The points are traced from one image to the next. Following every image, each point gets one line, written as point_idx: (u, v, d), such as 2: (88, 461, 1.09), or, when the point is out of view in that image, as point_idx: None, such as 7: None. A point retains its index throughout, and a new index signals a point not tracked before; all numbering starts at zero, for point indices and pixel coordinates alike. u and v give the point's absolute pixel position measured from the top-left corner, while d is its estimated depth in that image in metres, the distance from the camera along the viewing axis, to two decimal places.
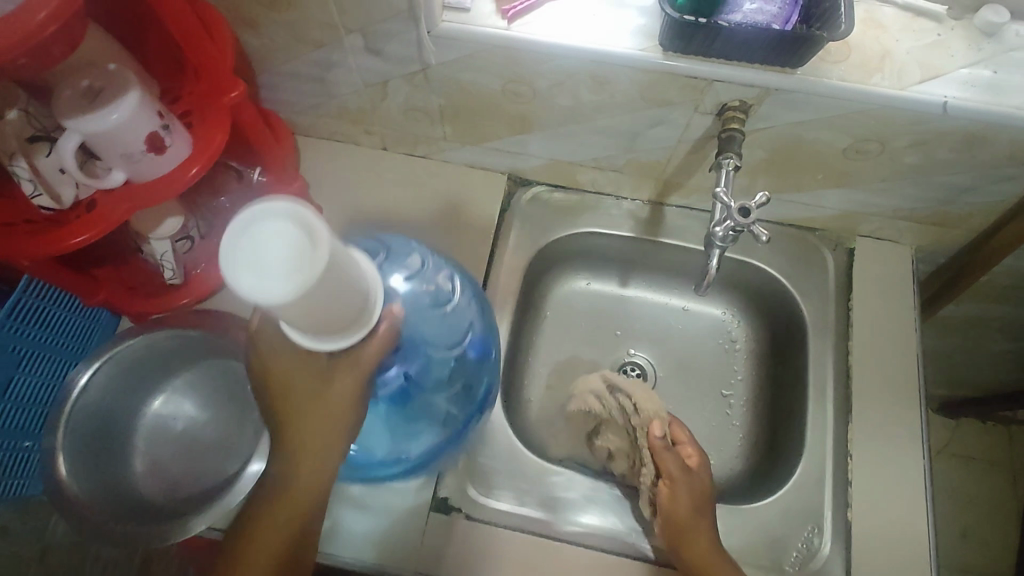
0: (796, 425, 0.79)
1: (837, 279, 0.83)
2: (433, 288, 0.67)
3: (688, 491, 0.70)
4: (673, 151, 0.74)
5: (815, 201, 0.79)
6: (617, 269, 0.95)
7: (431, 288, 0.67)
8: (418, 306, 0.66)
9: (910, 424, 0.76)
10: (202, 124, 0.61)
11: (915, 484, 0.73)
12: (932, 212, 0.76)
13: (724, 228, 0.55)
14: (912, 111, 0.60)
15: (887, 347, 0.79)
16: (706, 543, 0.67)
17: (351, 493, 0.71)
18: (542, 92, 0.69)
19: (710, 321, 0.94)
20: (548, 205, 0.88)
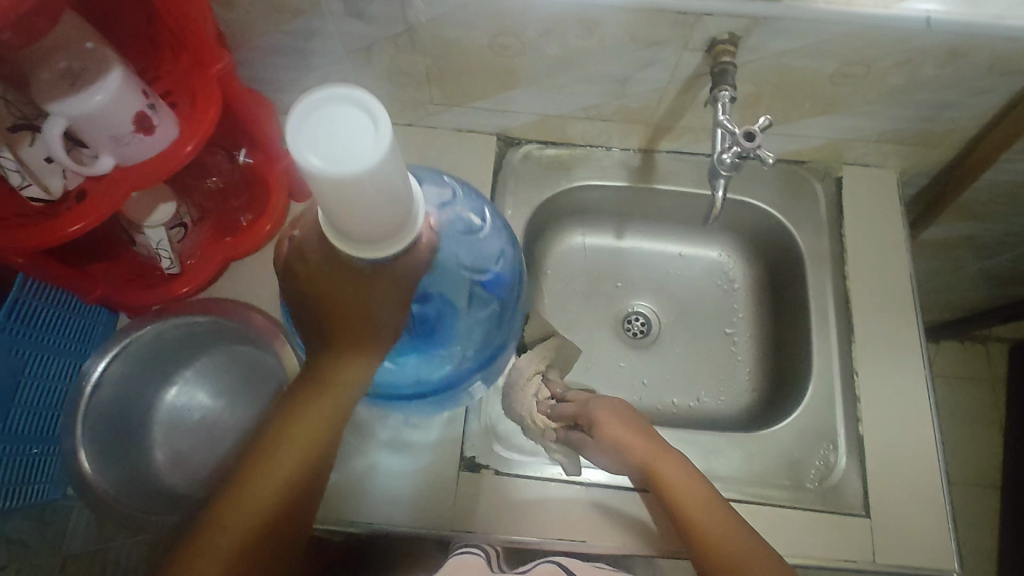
0: (802, 352, 0.82)
1: (828, 208, 0.85)
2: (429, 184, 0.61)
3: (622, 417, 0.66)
4: (663, 93, 0.75)
5: (804, 132, 0.80)
6: (613, 221, 0.95)
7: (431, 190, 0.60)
8: (458, 233, 0.60)
9: (910, 336, 0.79)
10: (188, 102, 0.59)
11: (919, 388, 0.77)
12: (915, 132, 0.79)
13: (730, 154, 0.59)
14: (898, 29, 0.61)
15: (883, 268, 0.82)
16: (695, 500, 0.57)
17: (381, 458, 0.71)
18: (529, 43, 0.68)
19: (707, 264, 0.96)
20: (541, 163, 0.88)
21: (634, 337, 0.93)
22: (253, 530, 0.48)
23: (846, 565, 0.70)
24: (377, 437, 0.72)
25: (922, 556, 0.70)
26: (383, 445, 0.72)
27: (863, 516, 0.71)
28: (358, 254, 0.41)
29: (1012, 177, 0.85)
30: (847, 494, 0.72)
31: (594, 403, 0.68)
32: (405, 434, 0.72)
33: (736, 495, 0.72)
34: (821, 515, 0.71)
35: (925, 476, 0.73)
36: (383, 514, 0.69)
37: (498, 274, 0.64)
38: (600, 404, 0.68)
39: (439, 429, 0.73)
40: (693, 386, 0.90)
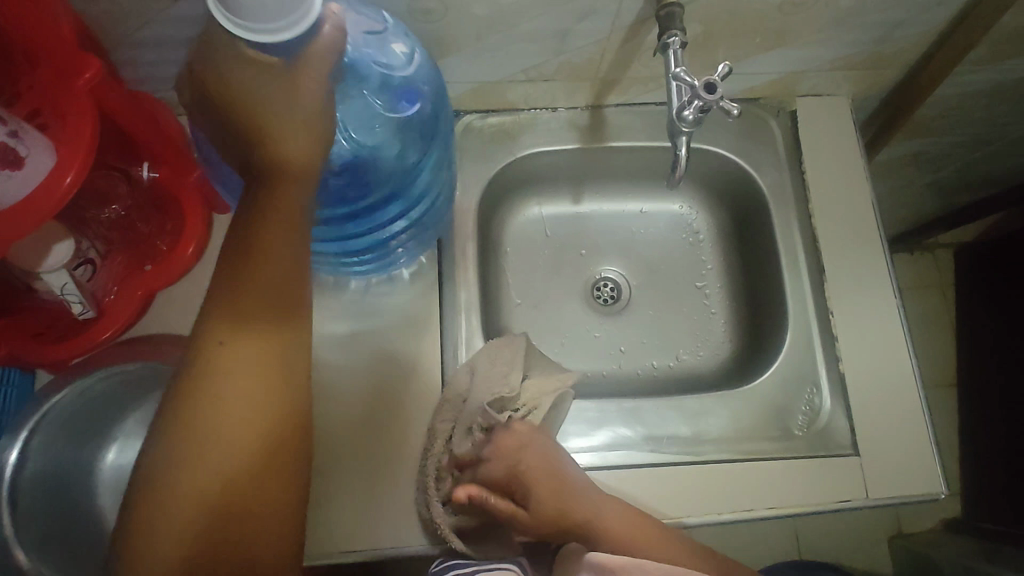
0: (775, 298, 0.81)
1: (786, 145, 0.82)
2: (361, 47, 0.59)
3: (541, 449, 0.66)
4: (606, 44, 0.69)
5: (756, 68, 0.76)
6: (568, 186, 0.90)
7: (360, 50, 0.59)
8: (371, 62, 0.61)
9: (879, 266, 0.78)
10: (60, 119, 0.49)
11: (893, 318, 0.76)
12: (867, 55, 0.75)
13: (691, 110, 0.55)
14: None
15: (846, 200, 0.80)
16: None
17: (359, 480, 0.66)
18: (454, 4, 0.60)
19: (669, 218, 0.92)
20: (484, 133, 0.81)
21: (605, 304, 0.90)
22: (218, 478, 0.43)
23: (842, 505, 0.70)
24: (325, 306, 0.72)
25: (911, 484, 0.71)
26: (359, 465, 0.67)
27: (853, 454, 0.71)
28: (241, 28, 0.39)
29: (960, 90, 0.84)
30: (835, 435, 0.72)
31: (527, 455, 0.65)
32: (371, 303, 0.73)
33: (729, 454, 0.71)
34: (814, 460, 0.71)
35: (907, 405, 0.73)
36: (370, 535, 0.65)
37: (410, 80, 0.63)
38: (533, 458, 0.65)
39: (405, 291, 0.73)
40: (671, 346, 0.87)
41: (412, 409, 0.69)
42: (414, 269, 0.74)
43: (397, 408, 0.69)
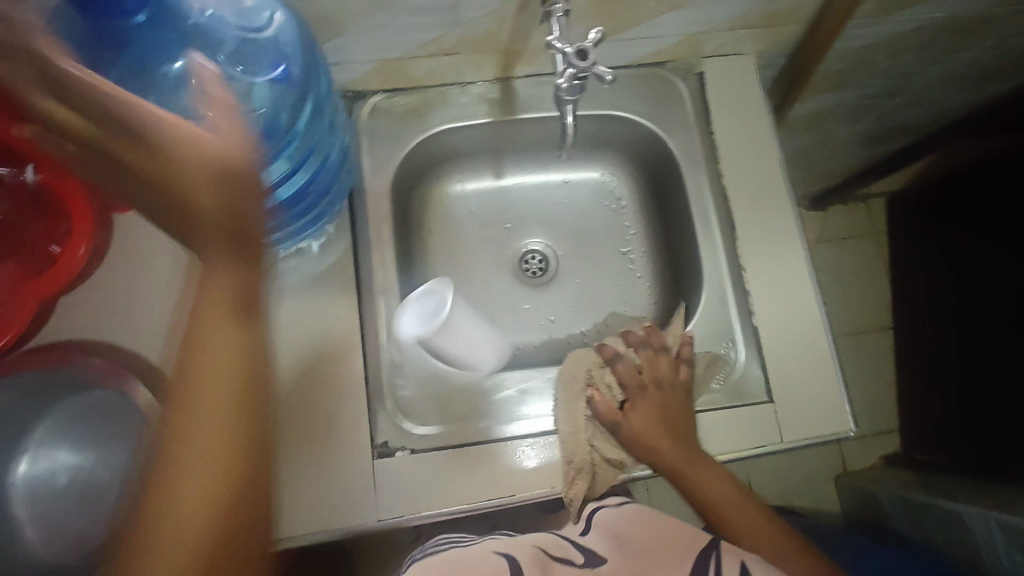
0: (692, 258, 0.83)
1: (695, 107, 0.83)
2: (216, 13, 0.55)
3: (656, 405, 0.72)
4: (501, 13, 0.68)
5: (658, 31, 0.76)
6: (489, 160, 0.89)
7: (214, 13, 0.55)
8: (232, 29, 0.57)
9: (789, 220, 0.80)
10: None
11: (804, 269, 0.79)
12: (764, 12, 0.76)
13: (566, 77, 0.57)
14: None
15: (756, 157, 0.82)
16: (648, 414, 0.71)
17: (284, 468, 0.67)
18: None
19: (592, 186, 0.93)
20: (393, 112, 0.79)
21: (532, 277, 0.91)
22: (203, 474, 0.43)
23: (758, 450, 0.73)
24: None
25: (822, 424, 0.74)
26: (283, 454, 0.67)
27: (767, 401, 0.75)
28: None
29: (860, 42, 0.86)
30: (750, 385, 0.75)
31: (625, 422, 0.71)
32: (280, 275, 0.72)
33: None
34: (730, 410, 0.74)
35: (818, 351, 0.76)
36: (297, 520, 0.66)
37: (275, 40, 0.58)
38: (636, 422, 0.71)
39: (316, 264, 0.73)
40: (599, 312, 0.89)
41: (333, 393, 0.70)
42: (324, 241, 0.74)
43: (318, 394, 0.69)
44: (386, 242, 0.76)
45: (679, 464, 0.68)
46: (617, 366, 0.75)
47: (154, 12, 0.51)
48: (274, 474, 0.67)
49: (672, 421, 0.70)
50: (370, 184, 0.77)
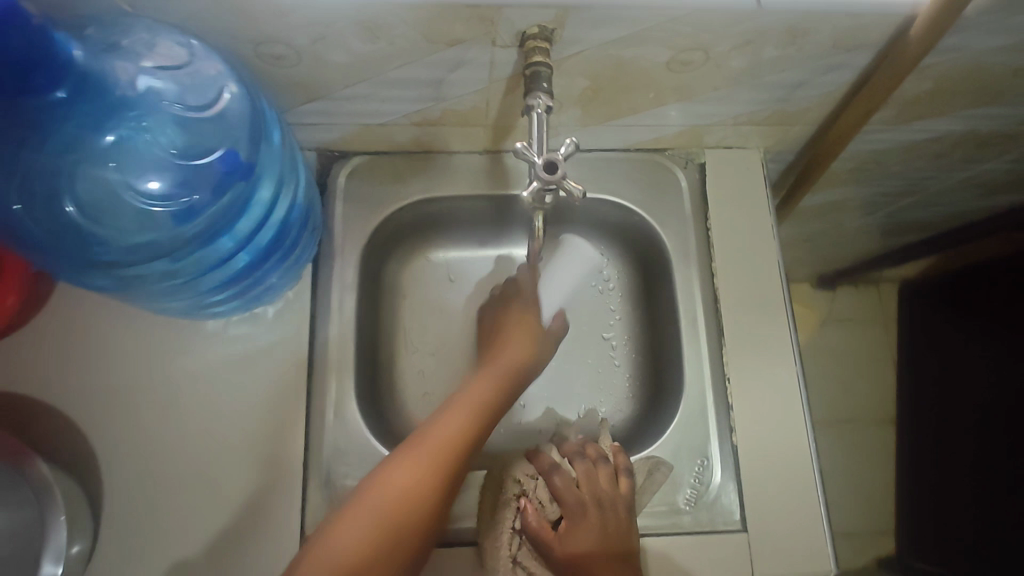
0: (675, 360, 0.77)
1: (693, 199, 0.79)
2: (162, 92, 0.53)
3: (592, 527, 0.62)
4: (488, 94, 0.64)
5: (657, 120, 0.72)
6: (471, 230, 0.85)
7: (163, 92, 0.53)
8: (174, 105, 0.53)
9: (782, 332, 0.74)
10: None
11: (794, 388, 0.73)
12: (772, 112, 0.72)
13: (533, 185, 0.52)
14: (726, 10, 0.53)
15: (753, 258, 0.77)
16: (591, 533, 0.62)
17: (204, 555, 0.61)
18: (305, 51, 0.55)
19: (579, 264, 0.87)
20: (372, 176, 0.76)
21: None
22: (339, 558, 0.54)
23: None
24: (178, 345, 0.67)
25: (800, 563, 0.67)
26: (206, 539, 0.62)
27: (741, 531, 0.68)
28: None
29: (873, 146, 0.81)
30: (723, 511, 0.69)
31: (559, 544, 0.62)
32: (227, 341, 0.67)
33: None
34: (698, 537, 0.67)
35: (802, 481, 0.70)
36: None
37: (223, 115, 0.54)
38: (574, 543, 0.61)
39: (268, 332, 0.68)
40: (574, 400, 0.83)
41: (266, 477, 0.64)
42: (280, 306, 0.69)
43: (251, 478, 0.64)
44: (347, 313, 0.71)
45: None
46: (554, 478, 0.64)
47: (74, 86, 0.48)
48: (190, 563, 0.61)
49: (616, 544, 0.61)
50: (338, 250, 0.73)
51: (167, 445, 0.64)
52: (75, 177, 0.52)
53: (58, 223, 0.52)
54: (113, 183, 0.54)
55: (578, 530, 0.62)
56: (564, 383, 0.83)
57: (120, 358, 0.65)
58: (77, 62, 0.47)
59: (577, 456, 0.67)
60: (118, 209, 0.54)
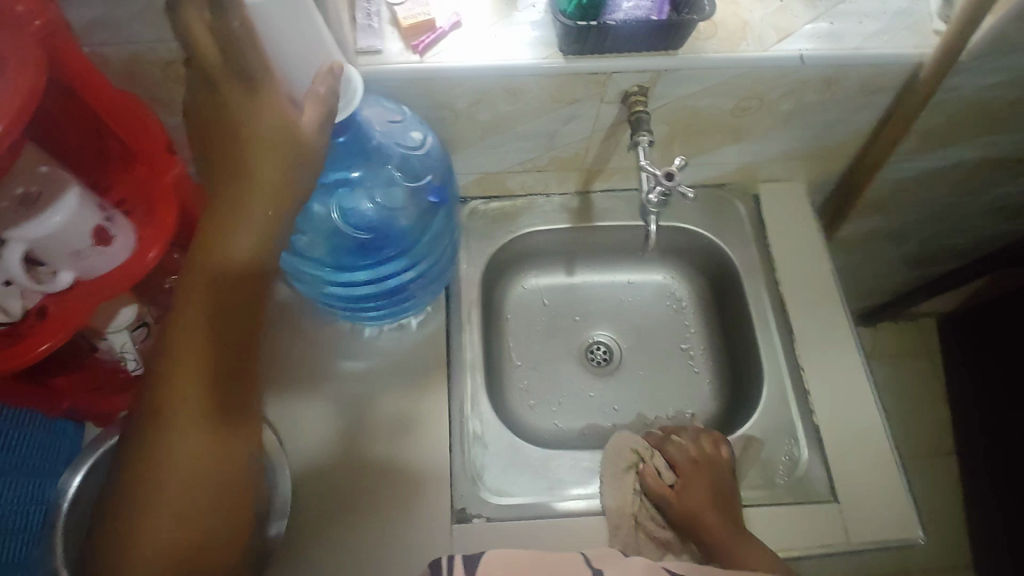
0: (751, 357, 0.89)
1: (752, 223, 0.94)
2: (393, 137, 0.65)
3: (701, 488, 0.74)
4: (589, 142, 0.82)
5: (720, 158, 0.89)
6: (563, 260, 1.01)
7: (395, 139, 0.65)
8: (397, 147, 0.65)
9: (844, 328, 0.86)
10: (144, 211, 0.61)
11: (861, 374, 0.84)
12: (813, 147, 0.88)
13: (656, 193, 0.67)
14: (778, 66, 0.71)
15: (810, 268, 0.90)
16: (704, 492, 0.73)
17: (374, 525, 0.72)
18: (463, 113, 0.74)
19: (655, 287, 1.02)
20: (486, 215, 0.93)
21: (599, 366, 0.97)
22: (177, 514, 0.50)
23: (825, 550, 0.75)
24: (344, 351, 0.81)
25: (888, 529, 0.75)
26: (374, 511, 0.73)
27: (832, 501, 0.77)
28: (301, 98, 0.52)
29: (901, 174, 0.96)
30: (814, 483, 0.78)
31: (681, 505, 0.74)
32: (383, 346, 0.82)
33: None
34: (794, 507, 0.76)
35: (881, 454, 0.79)
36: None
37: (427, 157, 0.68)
38: (691, 499, 0.73)
39: (414, 338, 0.83)
40: (662, 403, 0.94)
41: (421, 458, 0.76)
42: (422, 318, 0.84)
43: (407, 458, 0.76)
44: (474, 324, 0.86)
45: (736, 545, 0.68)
46: (667, 447, 0.80)
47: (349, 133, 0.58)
48: (362, 532, 0.72)
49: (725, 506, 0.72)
50: (465, 273, 0.89)
51: (339, 431, 0.77)
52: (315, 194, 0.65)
53: (312, 229, 0.66)
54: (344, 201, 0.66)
55: (694, 487, 0.74)
56: (653, 388, 0.96)
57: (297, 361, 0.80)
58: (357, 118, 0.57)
59: (681, 431, 0.82)
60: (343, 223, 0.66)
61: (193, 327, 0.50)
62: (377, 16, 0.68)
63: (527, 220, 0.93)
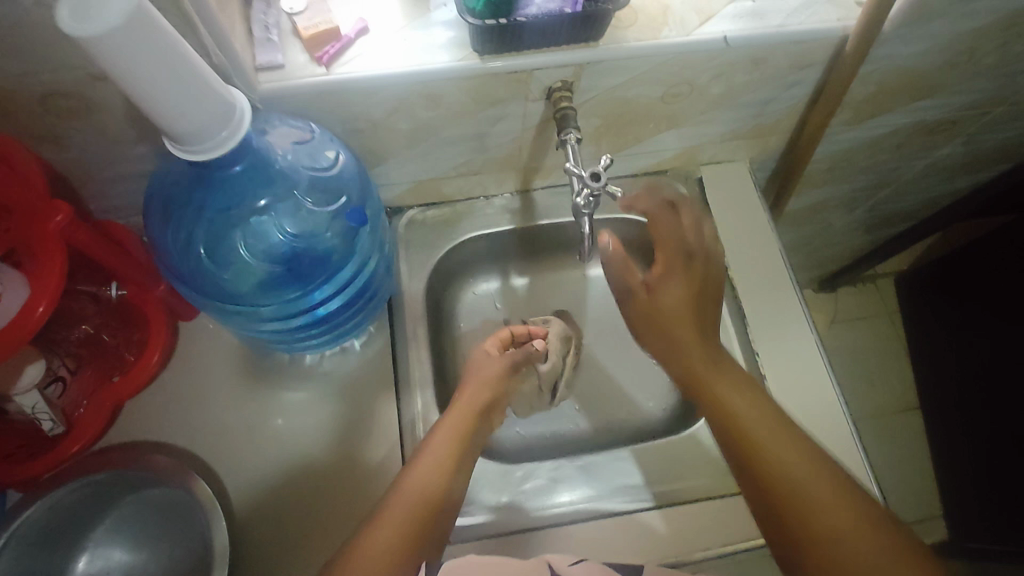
0: None
1: (697, 208, 0.93)
2: (303, 160, 0.60)
3: None
4: (520, 141, 0.79)
5: (659, 146, 0.87)
6: (511, 263, 0.98)
7: (305, 160, 0.60)
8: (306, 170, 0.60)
9: (795, 307, 0.86)
10: (31, 262, 0.55)
11: (814, 353, 0.83)
12: (750, 127, 0.87)
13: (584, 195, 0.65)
14: (703, 50, 0.69)
15: (757, 249, 0.89)
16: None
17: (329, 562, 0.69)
18: (382, 123, 0.70)
19: (607, 280, 1.00)
20: (425, 224, 0.89)
21: None
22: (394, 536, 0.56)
23: None
24: (285, 381, 0.77)
25: None
26: (328, 548, 0.69)
27: None
28: (188, 139, 0.46)
29: (841, 145, 0.95)
30: None
31: None
32: (326, 372, 0.78)
33: (677, 498, 0.76)
34: None
35: (839, 432, 0.79)
36: None
37: (342, 177, 0.63)
38: None
39: (358, 361, 0.79)
40: (623, 398, 0.93)
41: (373, 484, 0.72)
42: (365, 338, 0.80)
43: (359, 487, 0.72)
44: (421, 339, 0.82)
45: (762, 439, 0.60)
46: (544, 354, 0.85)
47: (248, 163, 0.53)
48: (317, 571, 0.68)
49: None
50: (408, 287, 0.85)
51: (285, 467, 0.73)
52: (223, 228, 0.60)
53: (220, 266, 0.61)
54: (258, 231, 0.61)
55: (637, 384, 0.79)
56: (612, 384, 0.94)
57: (233, 397, 0.76)
58: (252, 144, 0.52)
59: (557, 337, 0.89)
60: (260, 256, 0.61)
61: (396, 517, 0.58)
62: (276, 28, 0.63)
63: (469, 225, 0.90)
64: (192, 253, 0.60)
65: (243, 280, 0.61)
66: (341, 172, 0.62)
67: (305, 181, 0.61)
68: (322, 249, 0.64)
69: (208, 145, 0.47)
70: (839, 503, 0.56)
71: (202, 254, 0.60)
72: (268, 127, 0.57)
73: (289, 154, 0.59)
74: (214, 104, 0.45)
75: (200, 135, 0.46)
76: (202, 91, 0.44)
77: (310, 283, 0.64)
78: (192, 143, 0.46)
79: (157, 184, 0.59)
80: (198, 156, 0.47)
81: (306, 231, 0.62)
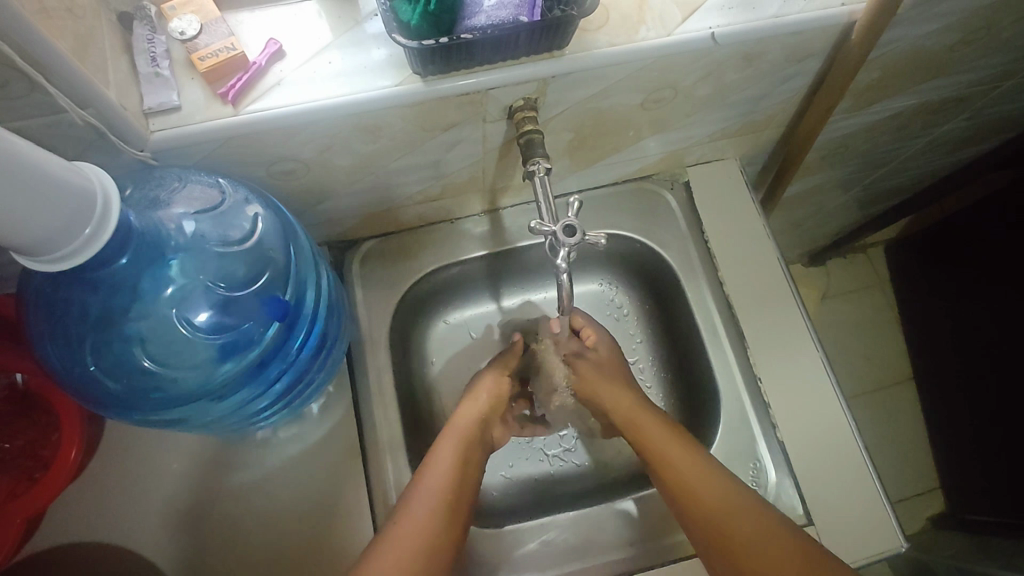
0: (704, 369, 0.80)
1: (686, 216, 0.83)
2: (208, 230, 0.51)
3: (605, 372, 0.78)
4: (482, 162, 0.68)
5: (640, 152, 0.77)
6: (485, 287, 0.86)
7: (211, 227, 0.51)
8: (214, 239, 0.51)
9: (799, 323, 0.78)
10: None
11: (822, 374, 0.76)
12: (742, 124, 0.77)
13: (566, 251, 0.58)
14: (688, 52, 0.58)
15: (755, 259, 0.80)
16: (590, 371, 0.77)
17: None
18: (314, 162, 0.59)
19: (591, 296, 0.91)
20: (383, 257, 0.79)
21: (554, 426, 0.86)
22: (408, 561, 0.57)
23: None
24: (234, 460, 0.67)
25: (870, 544, 0.69)
26: None
27: (806, 524, 0.70)
28: (48, 247, 0.37)
29: (839, 133, 0.86)
30: (785, 507, 0.70)
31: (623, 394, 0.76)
32: (281, 444, 0.68)
33: (683, 552, 0.68)
34: None
35: (852, 462, 0.72)
36: None
37: (263, 238, 0.53)
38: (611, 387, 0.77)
39: (316, 427, 0.69)
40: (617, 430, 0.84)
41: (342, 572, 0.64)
42: (323, 401, 0.71)
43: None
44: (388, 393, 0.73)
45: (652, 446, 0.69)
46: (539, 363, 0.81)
47: (134, 249, 0.43)
48: None
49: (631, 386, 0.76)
50: (367, 333, 0.75)
51: (241, 560, 0.64)
52: (124, 332, 0.49)
53: (118, 379, 0.50)
54: (170, 326, 0.50)
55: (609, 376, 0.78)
56: None
57: (174, 484, 0.66)
58: (133, 227, 0.43)
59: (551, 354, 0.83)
60: (180, 352, 0.51)
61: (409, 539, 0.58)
62: (166, 59, 0.51)
63: (432, 255, 0.80)
64: (92, 367, 0.49)
65: (166, 383, 0.51)
66: (259, 231, 0.53)
67: (216, 253, 0.51)
68: (256, 326, 0.53)
69: (77, 244, 0.38)
70: (737, 503, 0.62)
71: (93, 368, 0.49)
72: (166, 200, 0.49)
73: (188, 226, 0.49)
74: (65, 194, 0.36)
75: (58, 239, 0.37)
76: (43, 188, 0.35)
77: (252, 365, 0.54)
78: (53, 250, 0.37)
79: (30, 288, 0.48)
80: (70, 261, 0.38)
81: (229, 311, 0.52)
